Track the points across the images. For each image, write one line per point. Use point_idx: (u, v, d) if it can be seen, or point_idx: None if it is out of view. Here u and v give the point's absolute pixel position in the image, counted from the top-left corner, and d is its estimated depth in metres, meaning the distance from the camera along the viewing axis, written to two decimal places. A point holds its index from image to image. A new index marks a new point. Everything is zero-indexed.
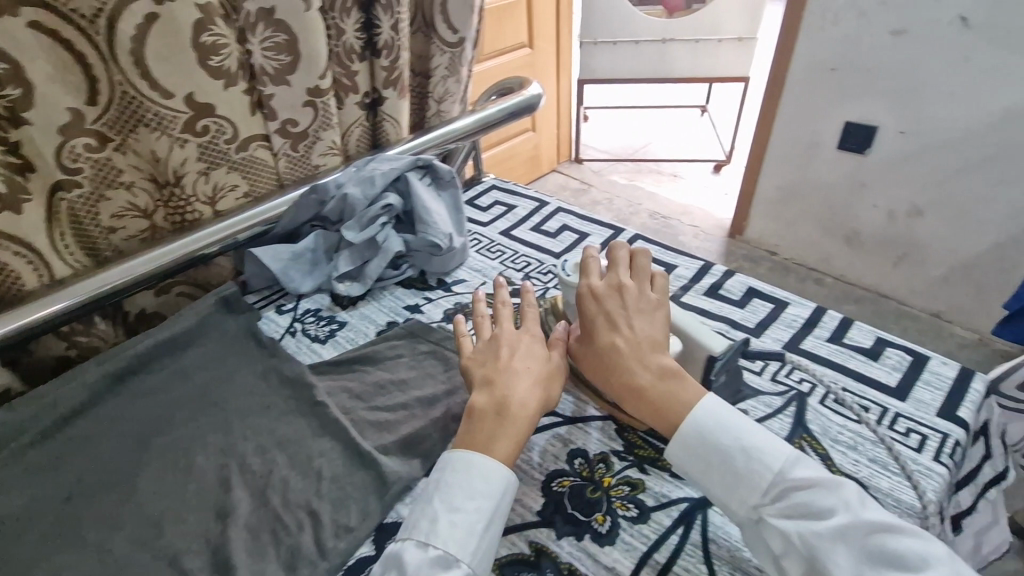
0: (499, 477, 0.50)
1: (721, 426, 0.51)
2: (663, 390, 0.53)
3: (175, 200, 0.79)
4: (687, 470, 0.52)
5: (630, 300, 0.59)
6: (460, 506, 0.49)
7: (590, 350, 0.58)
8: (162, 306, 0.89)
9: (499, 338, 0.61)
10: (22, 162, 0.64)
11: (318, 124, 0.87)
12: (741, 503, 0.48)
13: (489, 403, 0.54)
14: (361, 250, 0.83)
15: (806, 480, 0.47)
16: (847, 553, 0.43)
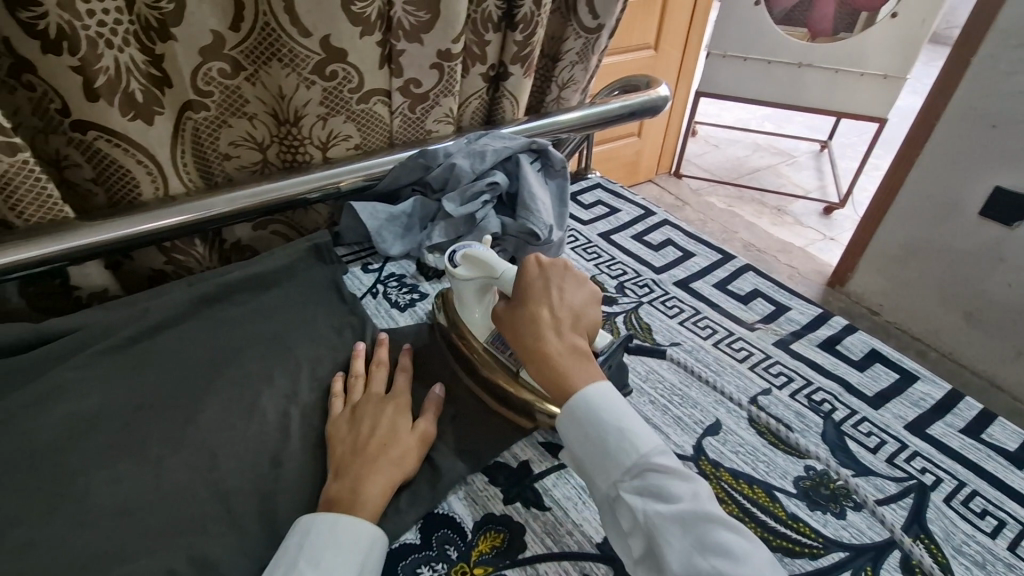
0: (365, 533, 0.46)
1: (608, 401, 0.47)
2: (571, 359, 0.50)
3: (290, 139, 0.80)
4: (565, 439, 0.48)
5: (562, 276, 0.57)
6: (326, 561, 0.44)
7: (517, 308, 0.54)
8: (257, 241, 0.90)
9: (362, 409, 0.56)
10: (162, 76, 0.67)
11: (439, 89, 0.85)
12: (605, 477, 0.46)
13: (341, 492, 0.49)
14: (457, 224, 0.80)
15: (673, 468, 0.44)
16: (684, 538, 0.41)
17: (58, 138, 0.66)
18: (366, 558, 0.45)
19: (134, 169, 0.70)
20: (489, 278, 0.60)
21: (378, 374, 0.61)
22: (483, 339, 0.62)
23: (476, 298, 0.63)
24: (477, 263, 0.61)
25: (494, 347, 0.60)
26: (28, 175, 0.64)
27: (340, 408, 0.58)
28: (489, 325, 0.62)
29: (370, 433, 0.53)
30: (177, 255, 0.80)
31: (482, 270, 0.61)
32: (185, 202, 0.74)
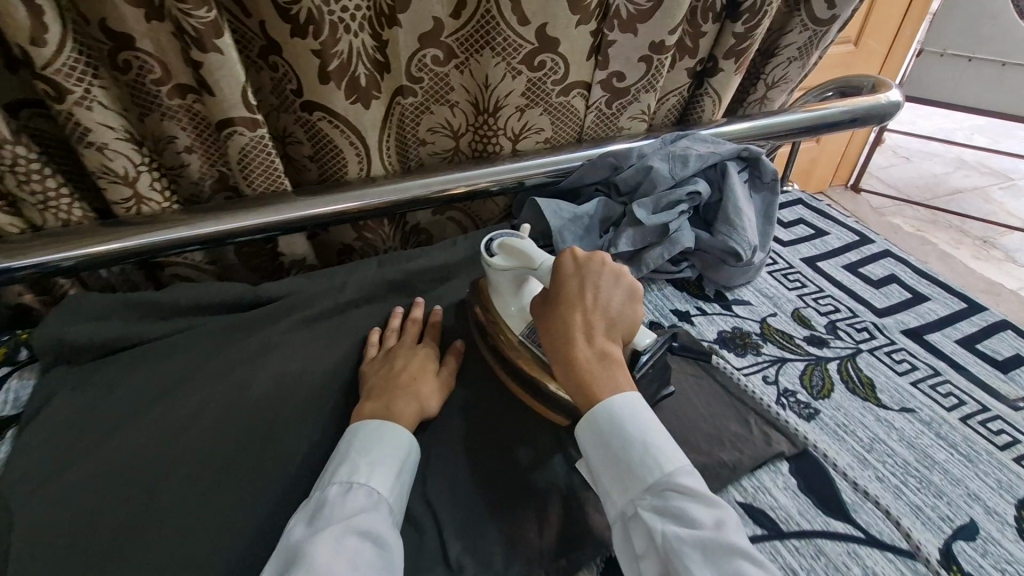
0: (411, 442, 0.53)
1: (632, 418, 0.48)
2: (598, 369, 0.50)
3: (484, 129, 0.79)
4: (586, 451, 0.49)
5: (598, 272, 0.54)
6: (381, 457, 0.51)
7: (548, 309, 0.54)
8: (434, 225, 0.92)
9: (396, 348, 0.62)
10: (383, 61, 0.69)
11: (642, 84, 0.79)
12: (624, 493, 0.47)
13: (374, 408, 0.55)
14: (647, 232, 0.72)
15: (691, 488, 0.45)
16: (702, 565, 0.42)
17: (286, 116, 0.71)
18: (412, 462, 0.53)
19: (345, 150, 0.73)
20: (529, 269, 0.58)
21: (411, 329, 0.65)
22: (518, 333, 0.60)
23: (513, 288, 0.61)
24: (515, 253, 0.58)
25: (528, 339, 0.59)
26: (261, 149, 0.69)
27: (376, 351, 0.64)
28: (523, 317, 0.60)
29: (402, 369, 0.60)
30: (366, 233, 0.83)
31: (522, 261, 0.58)
32: (383, 183, 0.76)
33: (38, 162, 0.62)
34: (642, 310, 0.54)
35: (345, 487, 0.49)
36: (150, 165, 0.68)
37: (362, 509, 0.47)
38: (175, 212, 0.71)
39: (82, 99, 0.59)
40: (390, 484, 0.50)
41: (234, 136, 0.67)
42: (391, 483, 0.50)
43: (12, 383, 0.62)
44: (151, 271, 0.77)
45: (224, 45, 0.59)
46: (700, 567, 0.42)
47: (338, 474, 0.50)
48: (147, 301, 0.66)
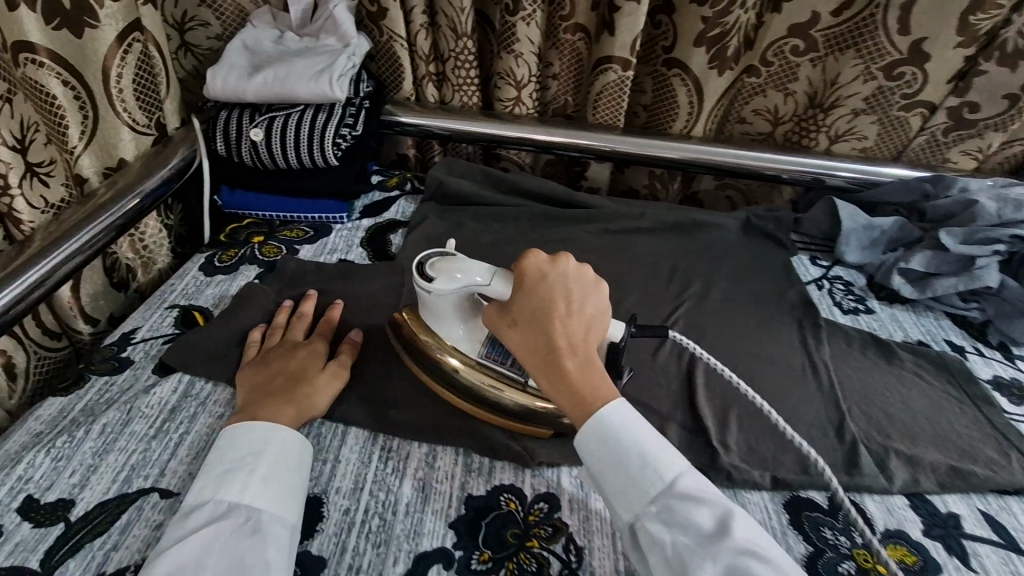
0: (276, 439, 0.47)
1: (628, 422, 0.45)
2: (585, 374, 0.47)
3: (809, 123, 0.85)
4: (586, 460, 0.46)
5: (567, 279, 0.49)
6: (236, 467, 0.45)
7: (517, 318, 0.49)
8: (711, 197, 0.99)
9: (274, 349, 0.57)
10: (751, 40, 0.79)
11: (995, 120, 0.78)
12: (628, 509, 0.43)
13: (240, 419, 0.49)
14: (947, 260, 0.73)
15: (695, 495, 0.41)
16: (714, 573, 0.37)
17: (646, 67, 0.85)
18: (288, 459, 0.47)
19: (681, 106, 0.85)
20: (473, 285, 0.51)
21: (300, 322, 0.60)
22: (475, 354, 0.54)
23: (458, 312, 0.54)
24: (452, 270, 0.51)
25: (489, 361, 0.54)
26: (621, 88, 0.84)
27: (257, 351, 0.58)
28: (474, 339, 0.55)
29: (280, 371, 0.54)
30: (656, 182, 0.96)
31: (470, 279, 0.51)
32: (699, 143, 0.87)
33: (472, 55, 0.84)
34: (609, 295, 0.51)
35: (189, 508, 0.43)
36: (536, 79, 0.87)
37: (209, 523, 0.42)
38: (532, 119, 0.90)
39: (528, 16, 0.78)
40: (251, 486, 0.44)
41: (607, 72, 0.83)
42: (261, 482, 0.44)
43: (401, 202, 0.87)
44: (490, 158, 0.98)
45: None
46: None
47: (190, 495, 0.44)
48: (499, 177, 0.86)
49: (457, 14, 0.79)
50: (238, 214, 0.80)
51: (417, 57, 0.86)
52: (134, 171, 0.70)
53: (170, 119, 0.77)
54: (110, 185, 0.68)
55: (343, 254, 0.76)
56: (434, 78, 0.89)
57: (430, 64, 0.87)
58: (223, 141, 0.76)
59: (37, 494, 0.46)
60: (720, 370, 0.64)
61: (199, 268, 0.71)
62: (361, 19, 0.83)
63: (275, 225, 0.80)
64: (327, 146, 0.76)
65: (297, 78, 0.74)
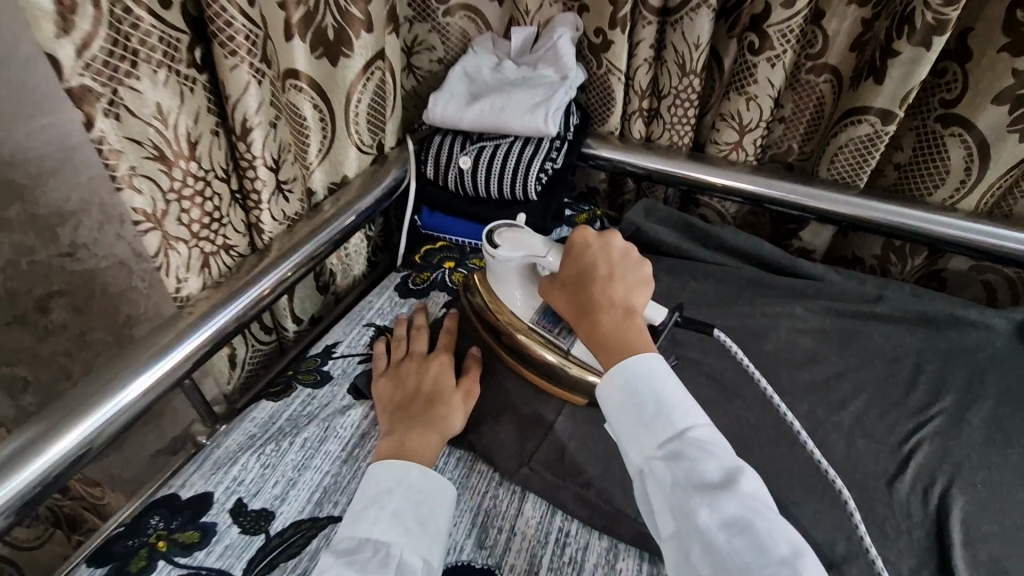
0: (410, 473, 0.46)
1: (648, 371, 0.42)
2: (619, 322, 0.46)
3: None
4: (605, 410, 0.43)
5: (609, 245, 0.50)
6: (370, 502, 0.44)
7: (567, 282, 0.50)
8: (962, 279, 0.81)
9: (405, 363, 0.57)
10: None
11: None
12: (639, 449, 0.40)
13: (387, 447, 0.48)
14: None
15: (705, 444, 0.38)
16: (718, 510, 0.35)
17: (910, 120, 0.71)
18: (417, 495, 0.45)
19: (952, 171, 0.69)
20: (534, 256, 0.53)
21: (423, 335, 0.60)
22: (527, 318, 0.56)
23: (518, 278, 0.56)
24: (516, 239, 0.53)
25: (539, 328, 0.55)
26: (874, 143, 0.71)
27: (385, 364, 0.58)
28: (529, 304, 0.56)
29: (415, 389, 0.54)
30: (892, 254, 0.80)
31: (529, 250, 0.52)
32: (966, 216, 0.70)
33: (696, 94, 0.77)
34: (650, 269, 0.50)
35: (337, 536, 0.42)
36: (764, 124, 0.77)
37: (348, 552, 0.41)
38: (749, 166, 0.80)
39: (775, 56, 0.69)
40: (383, 519, 0.42)
41: (857, 124, 0.70)
42: (389, 521, 0.42)
43: None
44: (687, 202, 0.90)
45: (936, 42, 0.60)
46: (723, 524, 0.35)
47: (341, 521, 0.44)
48: (702, 228, 0.78)
49: (690, 51, 0.72)
50: (434, 235, 0.83)
51: (632, 92, 0.81)
52: (356, 187, 0.75)
53: (390, 139, 0.80)
54: (334, 201, 0.72)
55: None
56: (645, 113, 0.83)
57: (644, 100, 0.81)
58: (432, 164, 0.78)
59: (246, 499, 0.49)
60: (985, 527, 0.50)
61: (394, 287, 0.74)
62: (581, 50, 0.80)
63: (466, 252, 0.81)
64: (530, 179, 0.74)
65: (513, 111, 0.73)
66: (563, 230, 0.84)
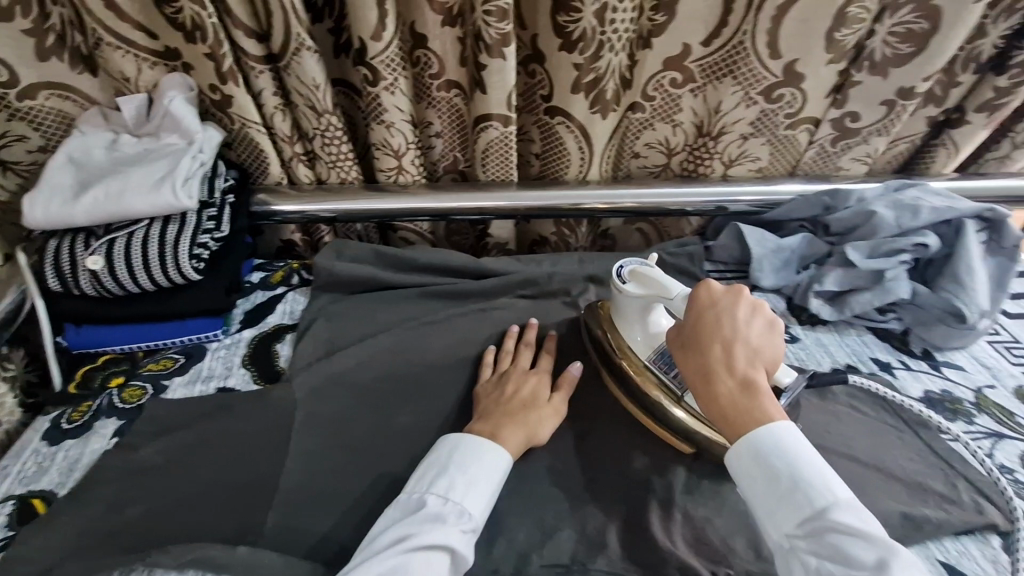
0: (491, 455, 0.55)
1: (791, 450, 0.47)
2: (745, 394, 0.50)
3: (702, 151, 0.83)
4: (735, 476, 0.49)
5: (734, 306, 0.54)
6: (448, 465, 0.53)
7: (689, 340, 0.54)
8: (623, 233, 0.96)
9: (509, 373, 0.65)
10: (628, 79, 0.75)
11: (876, 127, 0.77)
12: (778, 526, 0.45)
13: (483, 430, 0.58)
14: (856, 277, 0.72)
15: (879, 540, 0.42)
16: None
17: (528, 116, 0.81)
18: (485, 476, 0.53)
19: (572, 152, 0.81)
20: (661, 296, 0.61)
21: (524, 352, 0.68)
22: (643, 357, 0.63)
23: (638, 312, 0.64)
24: (648, 281, 0.62)
25: (655, 366, 0.62)
26: (505, 143, 0.80)
27: (491, 373, 0.67)
28: (648, 343, 0.64)
29: (513, 395, 0.63)
30: (564, 229, 0.92)
31: (658, 291, 0.61)
32: (593, 186, 0.83)
33: (340, 131, 0.78)
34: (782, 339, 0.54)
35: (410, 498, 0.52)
36: (415, 145, 0.81)
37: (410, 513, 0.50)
38: (421, 186, 0.84)
39: (390, 85, 0.72)
40: (453, 489, 0.52)
41: (484, 129, 0.78)
42: (456, 489, 0.52)
43: (288, 298, 0.79)
44: (386, 232, 0.92)
45: (507, 53, 0.69)
46: None
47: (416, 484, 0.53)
48: (393, 254, 0.79)
49: (313, 92, 0.72)
50: (93, 353, 0.70)
51: (280, 140, 0.78)
52: None
53: None
54: None
55: (221, 381, 0.66)
56: (304, 157, 0.81)
57: (296, 145, 0.79)
58: (55, 276, 0.65)
59: None
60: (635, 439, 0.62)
61: (43, 437, 0.61)
62: (206, 107, 0.75)
63: (138, 359, 0.70)
64: (183, 261, 0.66)
65: (134, 192, 0.65)
66: (258, 296, 0.78)
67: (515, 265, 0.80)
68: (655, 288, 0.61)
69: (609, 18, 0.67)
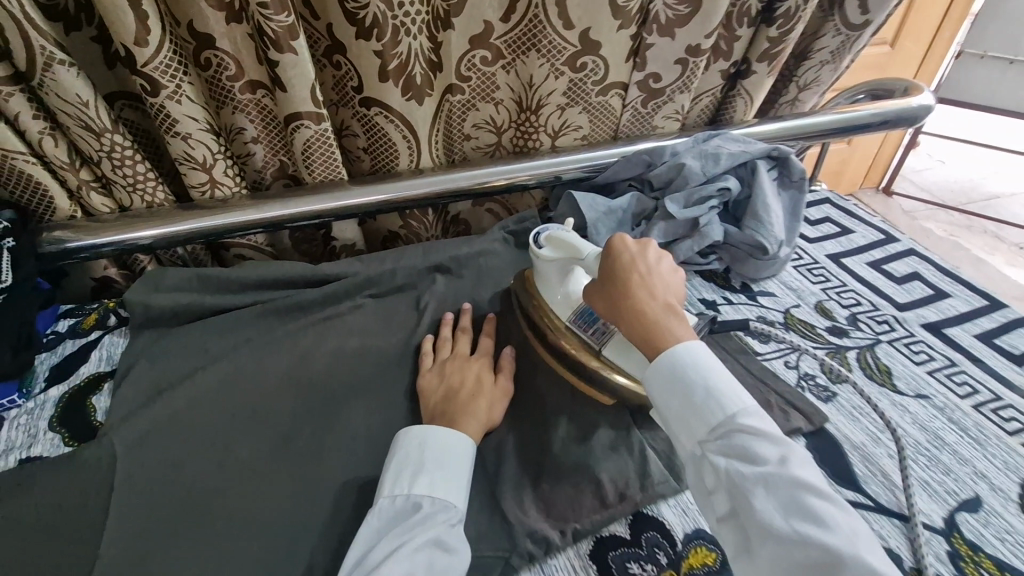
0: (462, 444, 0.54)
1: (700, 365, 0.48)
2: (662, 315, 0.52)
3: (527, 125, 0.84)
4: (651, 392, 0.50)
5: (651, 251, 0.57)
6: (420, 462, 0.52)
7: (610, 274, 0.56)
8: (474, 216, 0.96)
9: (450, 361, 0.64)
10: (437, 62, 0.74)
11: (677, 85, 0.83)
12: (690, 435, 0.47)
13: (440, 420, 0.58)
14: (678, 226, 0.76)
15: (780, 439, 0.44)
16: (766, 489, 0.42)
17: (345, 110, 0.77)
18: (461, 462, 0.54)
19: (397, 142, 0.79)
20: (574, 257, 0.63)
21: (461, 339, 0.68)
22: (565, 319, 0.63)
23: (557, 278, 0.65)
24: (562, 243, 0.64)
25: (576, 328, 0.62)
26: (325, 141, 0.76)
27: (431, 362, 0.66)
28: (568, 306, 0.63)
29: (459, 385, 0.61)
30: (411, 221, 0.90)
31: (568, 249, 0.63)
32: (425, 173, 0.82)
33: (131, 149, 0.69)
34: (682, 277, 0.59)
35: (390, 504, 0.50)
36: (224, 154, 0.75)
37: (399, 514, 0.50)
38: (242, 196, 0.78)
39: (174, 93, 0.66)
40: (436, 482, 0.51)
41: (296, 128, 0.73)
42: (437, 479, 0.52)
43: (105, 342, 0.70)
44: (217, 250, 0.84)
45: (298, 45, 0.65)
46: (755, 487, 0.42)
47: (388, 487, 0.52)
48: (220, 276, 0.72)
49: (82, 109, 0.64)
50: None
51: (60, 168, 0.69)
52: None
53: None
54: None
55: (23, 453, 0.58)
56: (96, 183, 0.72)
57: (81, 172, 0.70)
58: None
59: None
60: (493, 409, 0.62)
61: None
62: None
63: None
64: None
65: None
66: (65, 347, 0.69)
67: (357, 266, 0.77)
68: (569, 246, 0.63)
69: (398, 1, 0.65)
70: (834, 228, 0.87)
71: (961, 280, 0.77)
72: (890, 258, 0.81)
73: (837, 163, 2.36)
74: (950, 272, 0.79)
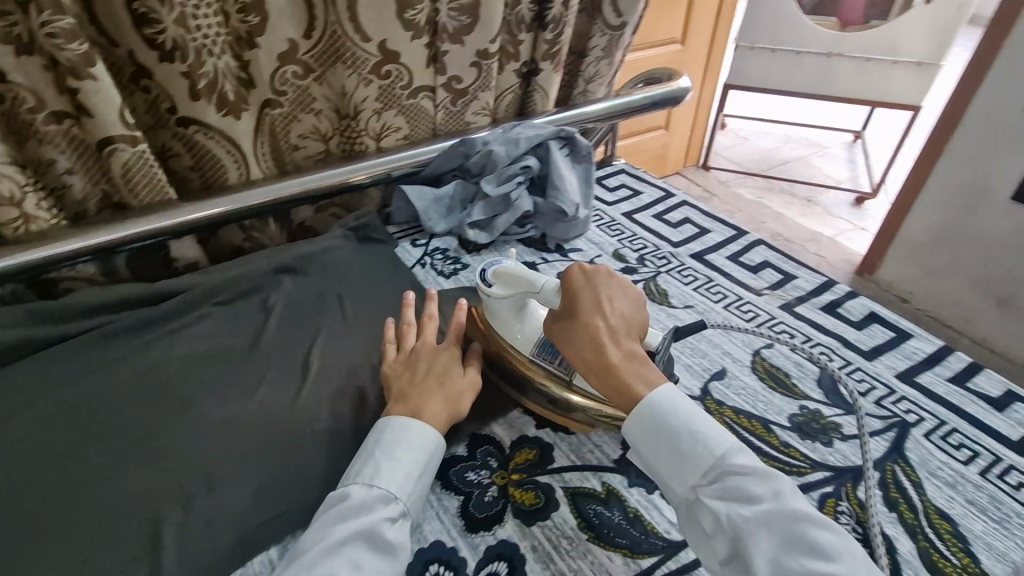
0: (422, 434, 0.53)
1: (675, 408, 0.51)
2: (632, 366, 0.54)
3: (351, 131, 0.92)
4: (638, 444, 0.52)
5: (609, 292, 0.59)
6: (379, 451, 0.52)
7: (569, 322, 0.57)
8: (319, 223, 1.03)
9: (419, 351, 0.61)
10: (247, 78, 0.79)
11: (477, 85, 0.96)
12: (682, 481, 0.49)
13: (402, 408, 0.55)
14: (494, 203, 0.90)
15: (750, 470, 0.47)
16: (774, 534, 0.44)
17: (164, 131, 0.79)
18: (417, 453, 0.52)
19: (223, 157, 0.83)
20: (529, 289, 0.62)
21: (431, 329, 0.64)
22: (529, 352, 0.62)
23: (514, 312, 0.64)
24: (514, 280, 0.62)
25: (544, 361, 0.61)
26: (145, 162, 0.77)
27: (394, 355, 0.63)
28: (530, 339, 0.62)
29: (426, 373, 0.58)
30: (253, 232, 0.95)
31: (520, 282, 0.62)
32: (256, 184, 0.86)
33: None
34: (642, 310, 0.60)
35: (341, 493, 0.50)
36: (33, 185, 0.74)
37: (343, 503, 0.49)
38: (61, 227, 0.77)
39: None
40: (387, 475, 0.50)
41: (111, 152, 0.74)
42: (389, 472, 0.50)
43: None
44: (44, 288, 0.81)
45: (97, 71, 0.67)
46: (773, 536, 0.44)
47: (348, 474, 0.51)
48: (46, 306, 0.71)
49: None
50: None
51: None
52: None
53: None
54: None
55: None
56: None
57: None
58: None
59: None
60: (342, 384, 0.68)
61: None
62: None
63: None
64: None
65: None
66: None
67: (197, 279, 0.79)
68: (520, 277, 0.62)
69: (196, 25, 0.70)
70: (628, 192, 1.05)
71: (718, 219, 0.98)
72: (667, 210, 1.00)
73: (660, 147, 2.70)
74: (711, 215, 0.99)
